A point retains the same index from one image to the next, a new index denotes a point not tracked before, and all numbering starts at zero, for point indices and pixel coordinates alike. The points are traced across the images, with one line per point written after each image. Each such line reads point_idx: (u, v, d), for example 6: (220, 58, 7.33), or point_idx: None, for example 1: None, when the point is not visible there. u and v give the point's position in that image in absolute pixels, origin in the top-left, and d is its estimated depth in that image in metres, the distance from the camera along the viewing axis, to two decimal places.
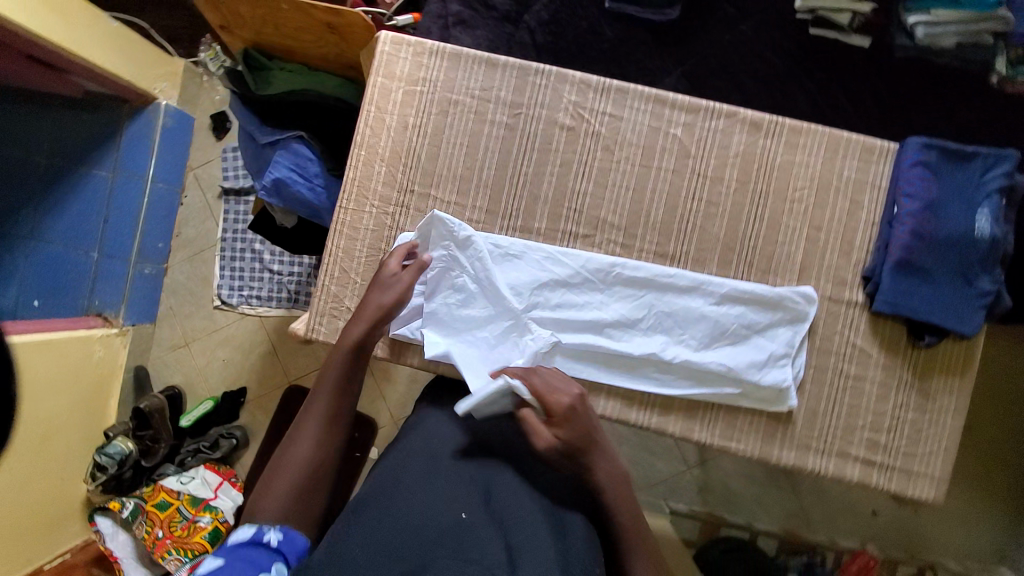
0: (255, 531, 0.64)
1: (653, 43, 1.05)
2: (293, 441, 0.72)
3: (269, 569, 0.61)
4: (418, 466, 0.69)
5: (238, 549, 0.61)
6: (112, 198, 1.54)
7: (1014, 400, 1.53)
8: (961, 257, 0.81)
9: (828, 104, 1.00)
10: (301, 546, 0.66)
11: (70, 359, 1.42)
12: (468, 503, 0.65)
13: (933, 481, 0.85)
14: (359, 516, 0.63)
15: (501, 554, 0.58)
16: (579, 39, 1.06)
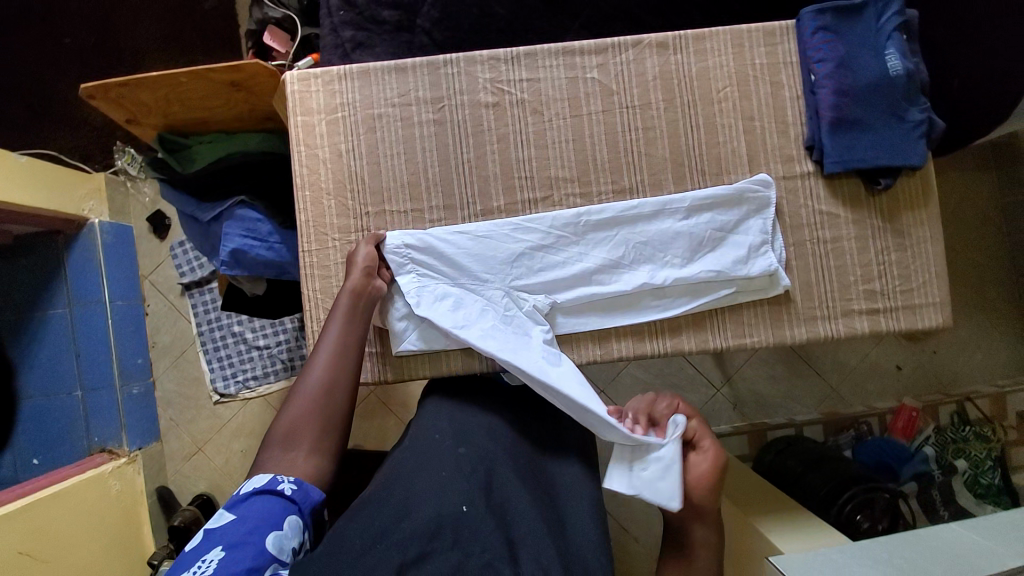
0: (269, 480, 0.67)
1: (545, 7, 1.06)
2: (299, 385, 0.76)
3: (280, 523, 0.63)
4: (424, 458, 0.71)
5: (251, 500, 0.64)
6: (78, 331, 1.51)
7: (981, 220, 1.63)
8: (887, 99, 0.85)
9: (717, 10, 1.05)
10: (314, 498, 0.68)
11: (87, 501, 1.37)
12: (472, 494, 0.66)
13: (936, 306, 0.89)
14: (359, 514, 0.63)
15: (501, 546, 0.62)
16: (476, 25, 1.06)
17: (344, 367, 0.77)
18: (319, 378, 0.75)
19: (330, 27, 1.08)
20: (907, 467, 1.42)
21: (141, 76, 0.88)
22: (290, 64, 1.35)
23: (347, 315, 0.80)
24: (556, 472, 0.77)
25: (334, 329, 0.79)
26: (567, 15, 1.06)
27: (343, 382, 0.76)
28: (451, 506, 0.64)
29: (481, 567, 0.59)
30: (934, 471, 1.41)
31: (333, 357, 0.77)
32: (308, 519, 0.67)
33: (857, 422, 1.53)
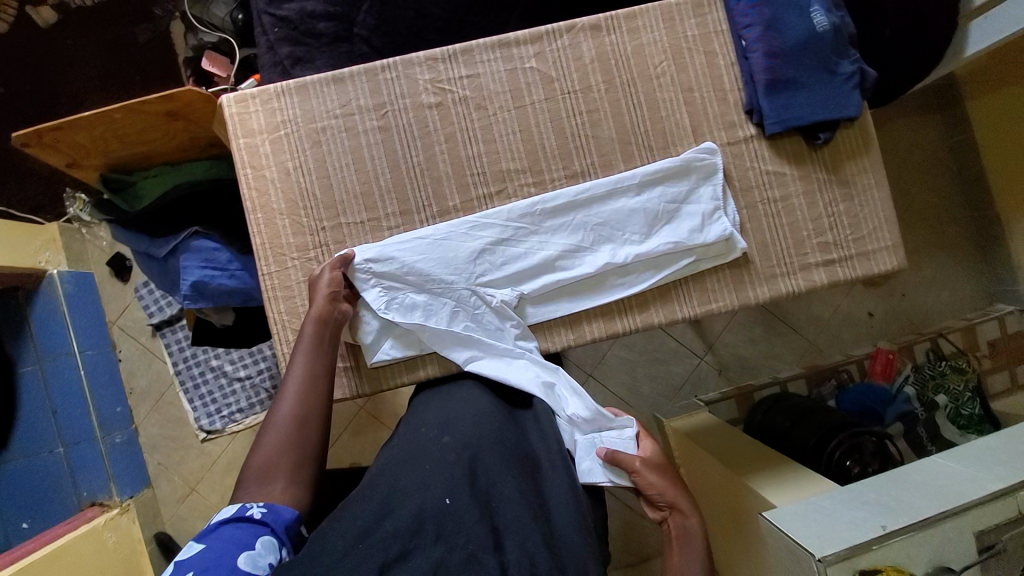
0: (238, 508, 0.65)
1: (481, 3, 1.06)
2: (270, 419, 0.74)
3: (252, 544, 0.62)
4: (411, 453, 0.70)
5: (221, 528, 0.63)
6: (51, 385, 1.47)
7: (934, 163, 1.68)
8: (818, 55, 0.87)
9: None
10: (288, 517, 0.67)
11: (85, 556, 1.33)
12: (455, 485, 0.65)
13: (888, 249, 0.92)
14: (341, 515, 0.62)
15: (485, 536, 0.62)
16: (414, 27, 1.06)
17: (317, 396, 0.76)
18: (290, 409, 0.74)
19: (267, 45, 1.06)
20: (891, 409, 1.47)
21: (72, 117, 0.86)
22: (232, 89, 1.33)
23: (313, 344, 0.79)
24: (540, 452, 0.75)
25: (301, 358, 0.78)
26: (504, 8, 1.07)
27: (315, 411, 0.75)
28: (435, 499, 0.63)
29: (465, 561, 0.60)
30: (918, 410, 1.45)
31: (302, 386, 0.76)
32: (285, 538, 0.65)
33: (837, 371, 1.57)
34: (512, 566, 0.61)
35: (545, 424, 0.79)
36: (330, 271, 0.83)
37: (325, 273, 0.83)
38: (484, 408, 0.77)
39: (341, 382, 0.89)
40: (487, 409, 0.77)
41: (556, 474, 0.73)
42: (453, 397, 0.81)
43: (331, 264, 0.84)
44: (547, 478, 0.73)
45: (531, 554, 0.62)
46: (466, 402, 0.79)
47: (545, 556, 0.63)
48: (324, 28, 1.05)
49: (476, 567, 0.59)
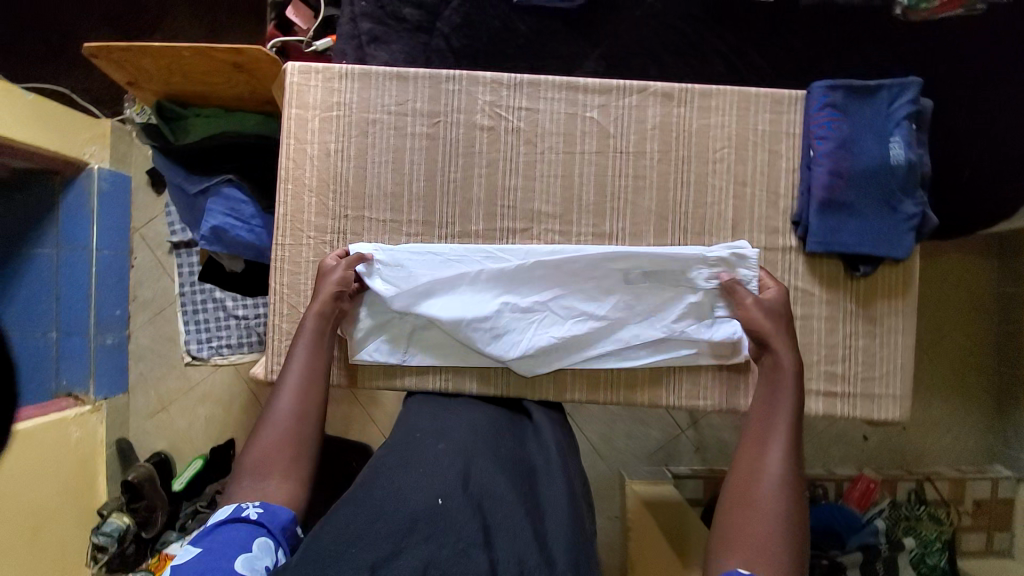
0: (233, 510, 0.65)
1: (567, 31, 1.05)
2: (267, 416, 0.75)
3: (247, 545, 0.60)
4: (405, 455, 0.73)
5: (217, 531, 0.62)
6: (61, 274, 1.52)
7: (975, 307, 1.61)
8: (881, 187, 0.84)
9: (741, 62, 1.03)
10: (283, 518, 0.66)
11: (47, 443, 1.39)
12: (446, 487, 0.66)
13: (896, 398, 0.89)
14: (335, 518, 0.62)
15: (477, 534, 0.61)
16: (496, 38, 1.06)
17: (314, 391, 0.78)
18: (288, 405, 0.76)
19: (350, 16, 1.08)
20: (854, 538, 1.42)
21: (144, 44, 0.88)
22: (309, 42, 1.30)
23: (314, 337, 0.81)
24: (540, 463, 0.78)
25: (301, 352, 0.80)
26: (589, 41, 1.05)
27: (312, 406, 0.77)
28: (426, 500, 0.65)
29: (456, 555, 0.59)
30: (882, 545, 1.42)
31: (300, 383, 0.77)
32: (281, 538, 0.64)
33: (813, 484, 1.55)
34: (502, 563, 0.59)
35: (545, 439, 0.83)
36: (343, 268, 0.84)
37: (338, 270, 0.84)
38: (479, 426, 0.81)
39: None
40: (483, 426, 0.81)
41: (553, 476, 0.75)
42: (455, 411, 0.85)
43: (346, 262, 0.84)
44: (542, 483, 0.74)
45: (522, 552, 0.61)
46: (463, 420, 0.82)
47: (535, 551, 0.62)
48: (409, 14, 1.05)
49: (469, 563, 0.58)
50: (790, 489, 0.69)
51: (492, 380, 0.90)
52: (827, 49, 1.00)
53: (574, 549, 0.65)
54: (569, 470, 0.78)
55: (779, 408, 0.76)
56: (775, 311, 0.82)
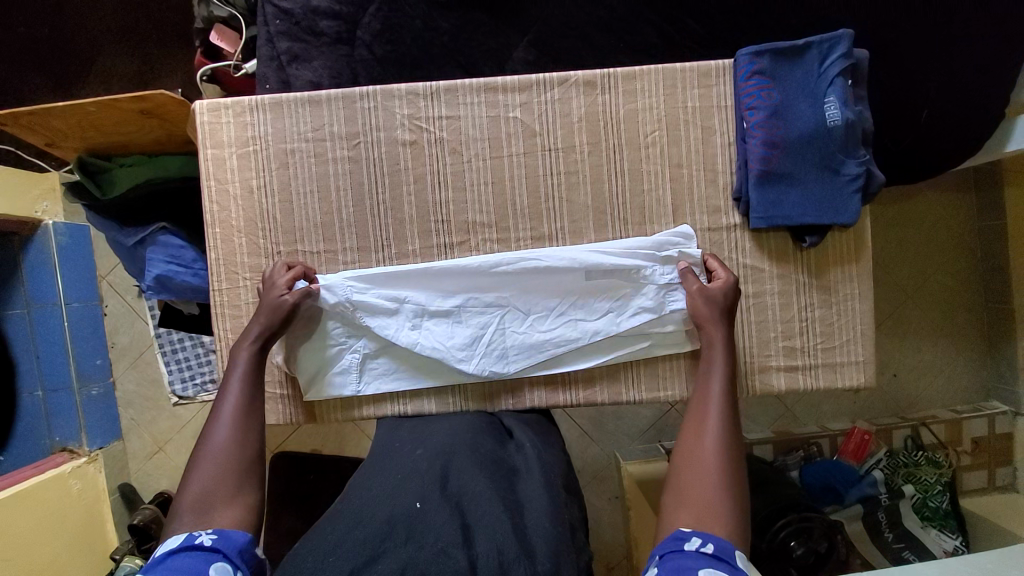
0: (186, 537, 0.60)
1: (493, 22, 0.95)
2: (203, 448, 0.69)
3: (204, 571, 0.56)
4: (383, 470, 0.73)
5: (170, 560, 0.57)
6: (36, 332, 1.48)
7: (956, 245, 1.57)
8: (821, 151, 0.81)
9: (675, 32, 0.95)
10: (240, 541, 0.61)
11: (45, 502, 1.36)
12: (424, 490, 0.66)
13: (859, 365, 0.88)
14: (316, 537, 0.61)
15: (455, 533, 0.60)
16: (419, 40, 0.95)
17: (251, 418, 0.73)
18: (228, 432, 0.70)
19: (265, 37, 0.96)
20: (853, 491, 1.38)
21: (47, 106, 0.87)
22: (237, 64, 1.15)
23: (252, 359, 0.77)
24: (520, 464, 0.75)
25: (237, 381, 0.75)
26: (514, 30, 0.96)
27: (254, 428, 0.72)
28: (404, 505, 0.64)
29: (434, 555, 0.57)
30: (882, 495, 1.39)
31: (238, 408, 0.72)
32: (240, 561, 0.60)
33: (807, 442, 1.49)
34: (481, 563, 0.57)
35: (528, 452, 0.78)
36: (279, 286, 0.81)
37: (274, 288, 0.81)
38: (458, 431, 0.81)
39: (278, 408, 0.89)
40: (462, 429, 0.81)
41: (532, 470, 0.73)
42: (432, 424, 0.84)
43: (292, 275, 0.82)
44: (522, 484, 0.71)
45: (502, 543, 0.59)
46: (441, 429, 0.82)
47: (514, 544, 0.59)
48: (326, 27, 0.95)
49: (448, 561, 0.56)
50: (730, 443, 0.69)
51: (450, 399, 0.89)
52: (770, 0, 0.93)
53: (556, 540, 0.62)
54: (552, 466, 0.76)
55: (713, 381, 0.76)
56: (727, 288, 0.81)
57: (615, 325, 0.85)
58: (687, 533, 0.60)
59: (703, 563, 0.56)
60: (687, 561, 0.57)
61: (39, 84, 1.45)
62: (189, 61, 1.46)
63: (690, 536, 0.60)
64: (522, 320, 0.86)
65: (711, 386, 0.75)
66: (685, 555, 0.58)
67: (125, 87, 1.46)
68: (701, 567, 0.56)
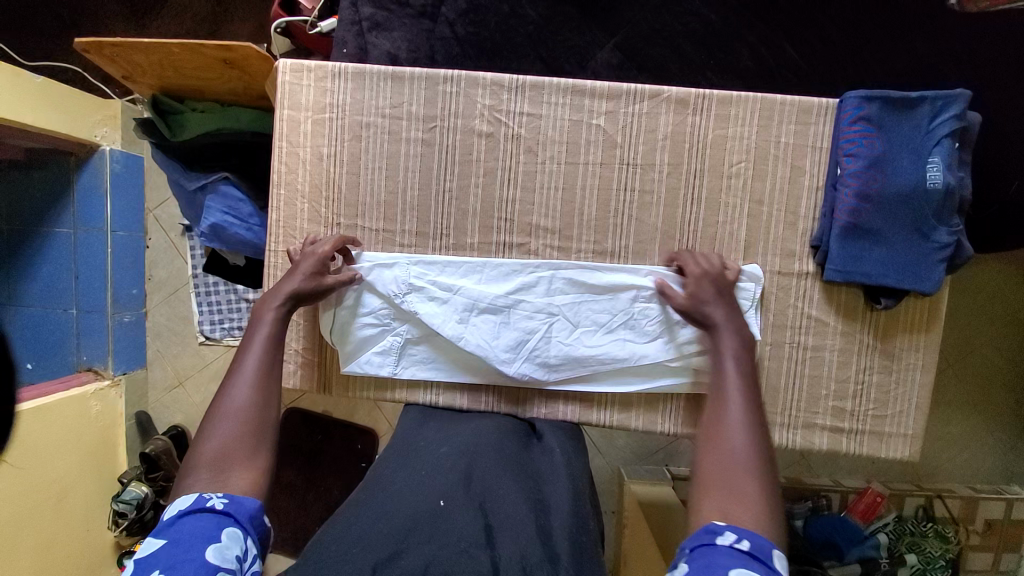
0: (195, 499, 0.58)
1: (581, 18, 0.91)
2: (222, 406, 0.67)
3: (215, 536, 0.55)
4: (411, 463, 0.74)
5: (181, 522, 0.56)
6: (80, 253, 1.51)
7: (1008, 321, 1.49)
8: (915, 213, 0.76)
9: (773, 56, 0.90)
10: (251, 507, 0.60)
11: (66, 418, 1.40)
12: (448, 489, 0.66)
13: (906, 438, 0.84)
14: (351, 525, 0.61)
15: (478, 533, 0.59)
16: (503, 26, 0.92)
17: (272, 383, 0.71)
18: (249, 393, 0.69)
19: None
20: (854, 550, 1.32)
21: (133, 41, 0.87)
22: (313, 21, 1.11)
23: (281, 322, 0.76)
24: (544, 470, 0.75)
25: (259, 345, 0.73)
26: (603, 28, 0.91)
27: (275, 390, 0.71)
28: (429, 501, 0.64)
29: (456, 554, 0.56)
30: (882, 559, 1.32)
31: (260, 371, 0.71)
32: (250, 528, 0.58)
33: (816, 494, 1.45)
34: (503, 562, 0.56)
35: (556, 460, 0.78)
36: (315, 254, 0.80)
37: (309, 257, 0.79)
38: (487, 430, 0.81)
39: (314, 377, 0.90)
40: (491, 429, 0.81)
41: (557, 479, 0.73)
42: (462, 420, 0.85)
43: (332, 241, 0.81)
44: (549, 493, 0.70)
45: (523, 548, 0.58)
46: (472, 426, 0.81)
47: (537, 551, 0.58)
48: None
49: (470, 561, 0.55)
50: (757, 425, 0.66)
51: (482, 398, 0.88)
52: (887, 41, 0.87)
53: (577, 550, 0.62)
54: (577, 476, 0.76)
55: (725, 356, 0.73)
56: (710, 275, 0.78)
57: (663, 354, 0.83)
58: (720, 526, 0.56)
59: (736, 561, 0.52)
60: (719, 558, 0.53)
61: (116, 10, 1.45)
62: (263, 9, 1.44)
63: (724, 530, 0.56)
64: (570, 329, 0.85)
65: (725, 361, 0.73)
66: (717, 551, 0.53)
67: (198, 25, 1.46)
68: (733, 566, 0.52)
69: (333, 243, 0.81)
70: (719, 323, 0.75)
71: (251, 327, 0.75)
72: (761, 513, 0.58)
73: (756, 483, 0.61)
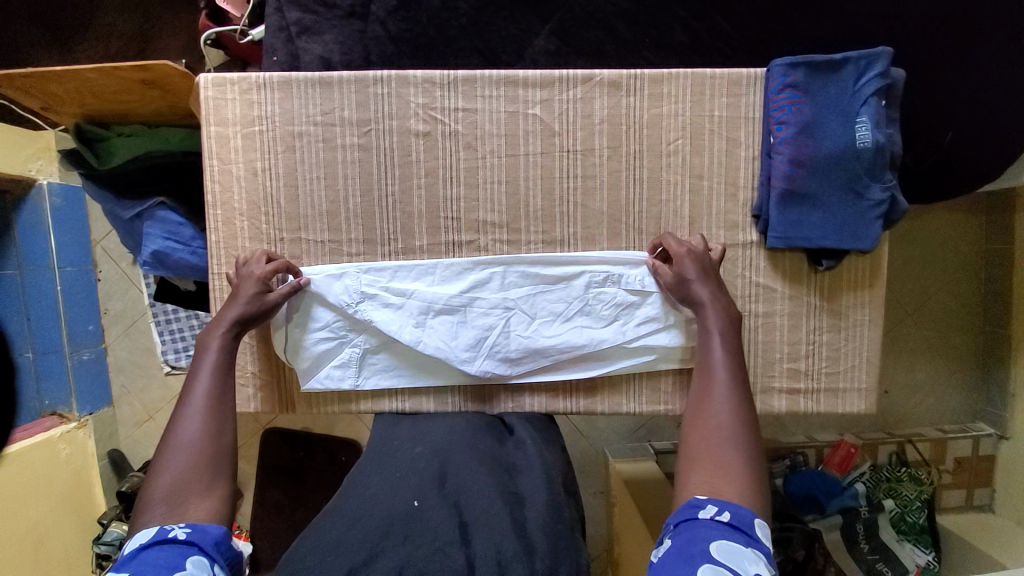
0: (157, 532, 0.58)
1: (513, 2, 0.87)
2: (173, 439, 0.65)
3: (180, 565, 0.54)
4: (384, 466, 0.73)
5: (142, 555, 0.55)
6: (27, 295, 1.43)
7: (960, 266, 1.55)
8: (848, 174, 0.78)
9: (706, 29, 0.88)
10: (216, 534, 0.60)
11: (31, 465, 1.34)
12: (423, 489, 0.66)
13: (860, 392, 0.87)
14: (326, 532, 0.61)
15: (454, 532, 0.60)
16: (436, 18, 0.88)
17: (225, 409, 0.69)
18: (201, 422, 0.67)
19: (275, 5, 0.89)
20: (835, 502, 1.38)
21: (43, 69, 0.83)
22: (245, 29, 1.07)
23: (227, 347, 0.74)
24: (520, 461, 0.75)
25: (206, 373, 0.71)
26: (536, 14, 0.88)
27: (228, 416, 0.69)
28: (403, 503, 0.64)
29: (432, 553, 0.57)
30: (863, 508, 1.38)
31: (210, 398, 0.69)
32: (216, 554, 0.58)
33: (794, 452, 1.48)
34: (478, 559, 0.57)
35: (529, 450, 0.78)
36: (256, 277, 0.78)
37: (250, 279, 0.77)
38: (457, 426, 0.80)
39: (276, 396, 0.88)
40: (461, 426, 0.80)
41: (531, 468, 0.73)
42: (432, 420, 0.84)
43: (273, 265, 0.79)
44: (522, 481, 0.70)
45: (500, 544, 0.58)
46: (441, 426, 0.81)
47: (512, 543, 0.59)
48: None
49: (445, 559, 0.56)
50: (744, 405, 0.68)
51: (448, 399, 0.88)
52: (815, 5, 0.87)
53: (555, 536, 0.63)
54: (550, 462, 0.76)
55: (712, 340, 0.74)
56: (697, 254, 0.79)
57: (621, 337, 0.84)
58: (702, 500, 0.59)
59: (718, 532, 0.55)
60: (700, 530, 0.56)
61: (34, 36, 1.37)
62: (192, 23, 1.39)
63: (705, 504, 0.59)
64: (528, 321, 0.85)
65: (711, 345, 0.74)
66: (700, 523, 0.57)
67: (125, 45, 1.39)
68: (715, 538, 0.55)
69: (279, 266, 0.80)
70: (705, 301, 0.76)
71: (199, 355, 0.73)
72: (746, 486, 0.60)
73: (740, 454, 0.63)
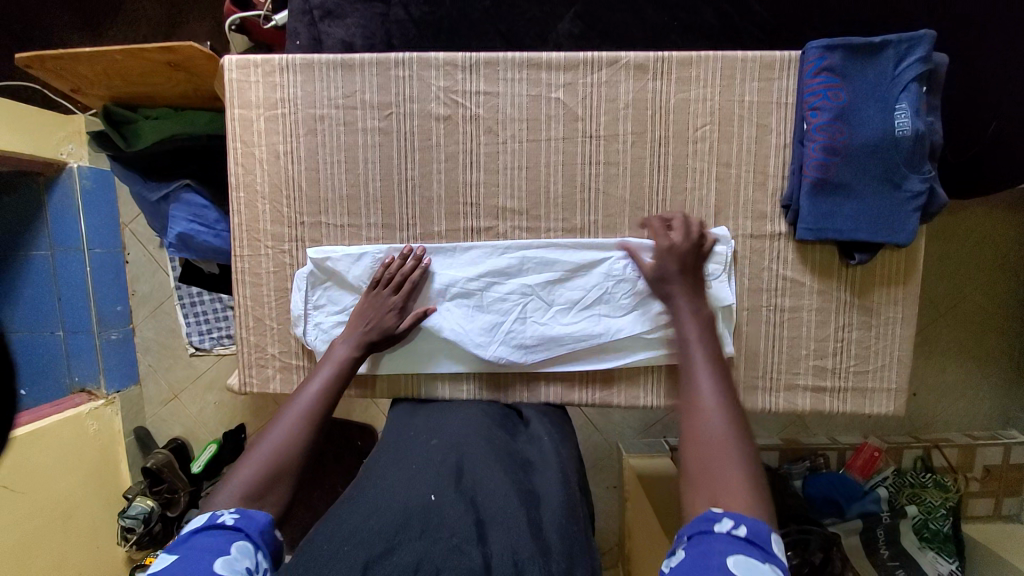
0: (209, 516, 0.58)
1: None
2: (262, 442, 0.68)
3: (227, 549, 0.54)
4: (399, 458, 0.73)
5: (193, 538, 0.55)
6: (58, 274, 1.49)
7: (999, 264, 1.48)
8: (884, 162, 0.74)
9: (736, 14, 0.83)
10: (262, 521, 0.59)
11: (60, 441, 1.39)
12: (440, 484, 0.65)
13: (889, 393, 0.84)
14: (337, 523, 0.60)
15: (470, 530, 0.58)
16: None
17: (314, 422, 0.71)
18: (287, 431, 0.69)
19: None
20: (855, 505, 1.34)
21: (73, 50, 0.85)
22: (268, 14, 1.07)
23: (340, 366, 0.77)
24: (534, 455, 0.75)
25: (314, 385, 0.74)
26: None
27: (313, 430, 0.71)
28: (419, 497, 0.63)
29: (448, 550, 0.56)
30: (884, 512, 1.33)
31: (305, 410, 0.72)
32: (260, 541, 0.58)
33: (814, 453, 1.45)
34: (495, 555, 0.56)
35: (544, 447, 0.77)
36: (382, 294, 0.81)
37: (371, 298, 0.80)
38: (472, 419, 0.80)
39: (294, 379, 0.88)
40: (478, 419, 0.80)
41: (548, 464, 0.73)
42: (450, 408, 0.84)
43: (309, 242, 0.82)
44: (539, 476, 0.70)
45: (517, 545, 0.57)
46: (457, 416, 0.81)
47: (528, 543, 0.57)
48: None
49: (460, 558, 0.55)
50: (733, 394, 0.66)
51: (464, 386, 0.88)
52: None
53: (571, 535, 0.62)
54: (566, 459, 0.76)
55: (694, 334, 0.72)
56: (685, 240, 0.78)
57: (640, 327, 0.82)
58: (718, 513, 0.54)
59: (735, 547, 0.50)
60: (717, 545, 0.51)
61: (67, 22, 1.40)
62: (219, 7, 1.40)
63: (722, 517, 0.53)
64: (546, 309, 0.84)
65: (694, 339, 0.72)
66: (717, 538, 0.51)
67: (154, 30, 1.41)
68: (732, 553, 0.50)
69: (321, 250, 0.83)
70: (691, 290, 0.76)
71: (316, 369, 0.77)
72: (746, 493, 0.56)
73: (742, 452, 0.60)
